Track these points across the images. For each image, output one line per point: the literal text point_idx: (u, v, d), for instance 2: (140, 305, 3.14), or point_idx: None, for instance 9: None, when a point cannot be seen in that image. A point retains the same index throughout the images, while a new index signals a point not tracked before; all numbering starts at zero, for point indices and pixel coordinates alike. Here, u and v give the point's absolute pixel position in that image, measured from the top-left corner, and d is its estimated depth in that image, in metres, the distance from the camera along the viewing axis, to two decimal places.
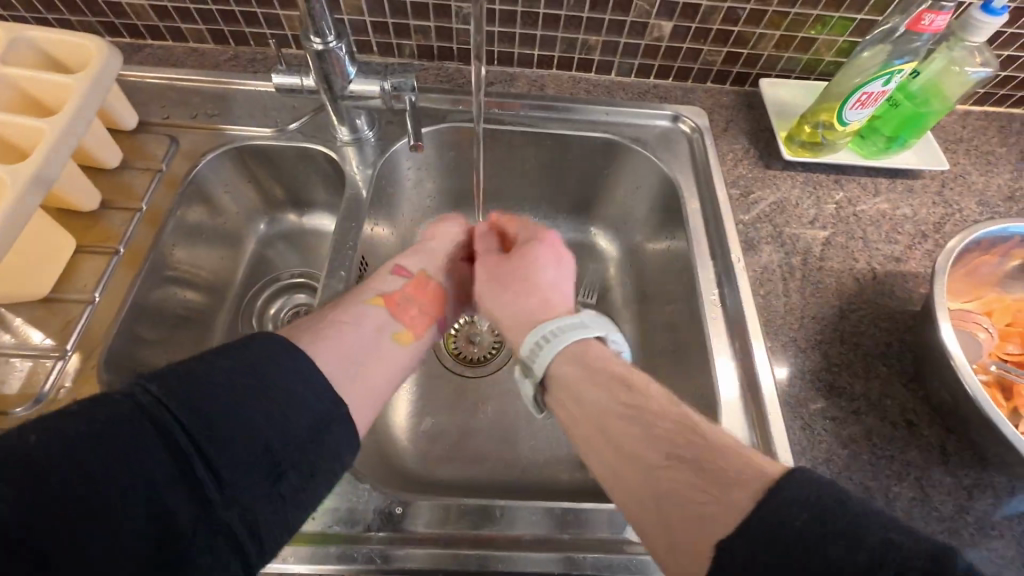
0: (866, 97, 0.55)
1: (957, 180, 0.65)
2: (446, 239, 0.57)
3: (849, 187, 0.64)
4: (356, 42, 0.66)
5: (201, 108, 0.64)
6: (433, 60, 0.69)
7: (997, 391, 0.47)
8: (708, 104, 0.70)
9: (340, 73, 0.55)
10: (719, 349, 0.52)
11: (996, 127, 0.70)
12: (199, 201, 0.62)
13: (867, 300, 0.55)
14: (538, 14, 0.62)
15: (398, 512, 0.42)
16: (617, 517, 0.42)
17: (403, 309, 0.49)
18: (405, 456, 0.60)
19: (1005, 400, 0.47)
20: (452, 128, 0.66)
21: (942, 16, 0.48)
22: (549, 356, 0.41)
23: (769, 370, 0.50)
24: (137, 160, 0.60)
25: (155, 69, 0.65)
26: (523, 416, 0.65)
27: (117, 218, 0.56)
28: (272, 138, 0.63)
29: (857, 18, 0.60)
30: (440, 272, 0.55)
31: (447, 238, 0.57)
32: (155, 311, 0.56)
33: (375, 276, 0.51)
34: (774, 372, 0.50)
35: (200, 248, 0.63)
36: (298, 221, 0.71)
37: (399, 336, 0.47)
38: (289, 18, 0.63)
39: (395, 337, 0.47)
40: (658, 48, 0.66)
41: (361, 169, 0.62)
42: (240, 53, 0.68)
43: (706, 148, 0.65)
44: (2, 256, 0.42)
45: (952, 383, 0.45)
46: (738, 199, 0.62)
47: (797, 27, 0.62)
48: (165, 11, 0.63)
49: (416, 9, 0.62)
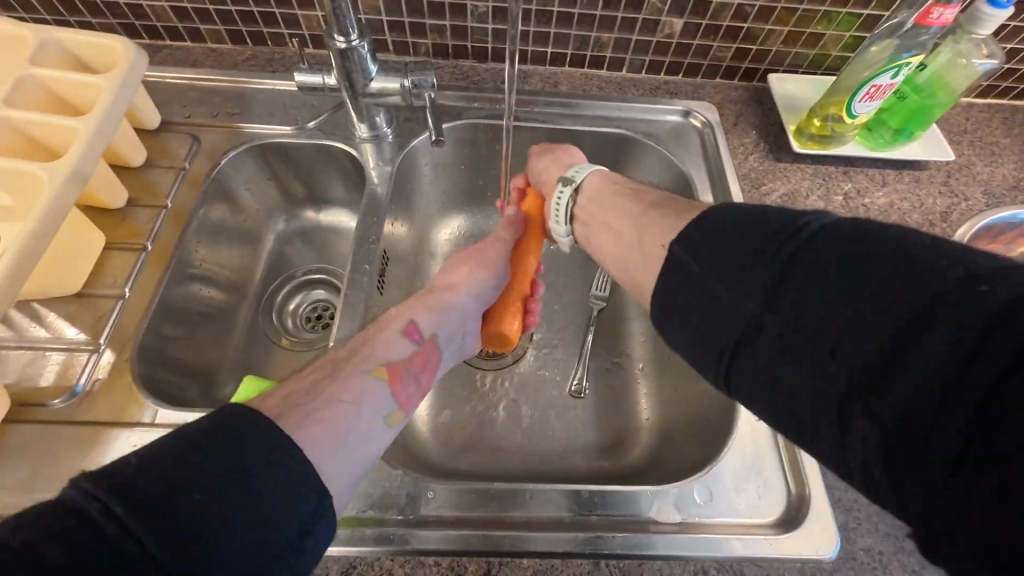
0: (875, 89, 0.57)
1: (962, 170, 0.67)
2: (469, 292, 0.54)
3: (857, 179, 0.65)
4: (373, 41, 0.67)
5: (222, 107, 0.65)
6: (448, 58, 0.70)
7: None
8: (718, 99, 0.71)
9: (361, 71, 0.56)
10: None
11: (1000, 119, 0.72)
12: (220, 198, 0.63)
13: None
14: (552, 12, 0.63)
15: (430, 495, 0.43)
16: (643, 498, 0.44)
17: (404, 386, 0.43)
18: (427, 446, 0.62)
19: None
20: (468, 125, 0.67)
21: (950, 9, 0.49)
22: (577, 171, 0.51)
23: None
24: (160, 158, 0.61)
25: (175, 69, 0.66)
26: (541, 406, 0.67)
27: (143, 216, 0.57)
28: (292, 136, 0.64)
29: (864, 14, 0.62)
30: (450, 336, 0.50)
31: (470, 290, 0.54)
32: (181, 307, 0.57)
33: (384, 337, 0.44)
34: None
35: (222, 245, 0.64)
36: (317, 219, 0.73)
37: (391, 418, 0.40)
38: (307, 19, 0.64)
39: (387, 420, 0.40)
40: (668, 45, 0.68)
41: (380, 165, 0.63)
42: (257, 53, 0.69)
43: (717, 142, 0.67)
44: (42, 252, 0.43)
45: None
46: (750, 191, 0.64)
47: (805, 23, 0.64)
48: (185, 12, 0.64)
49: (432, 8, 0.63)
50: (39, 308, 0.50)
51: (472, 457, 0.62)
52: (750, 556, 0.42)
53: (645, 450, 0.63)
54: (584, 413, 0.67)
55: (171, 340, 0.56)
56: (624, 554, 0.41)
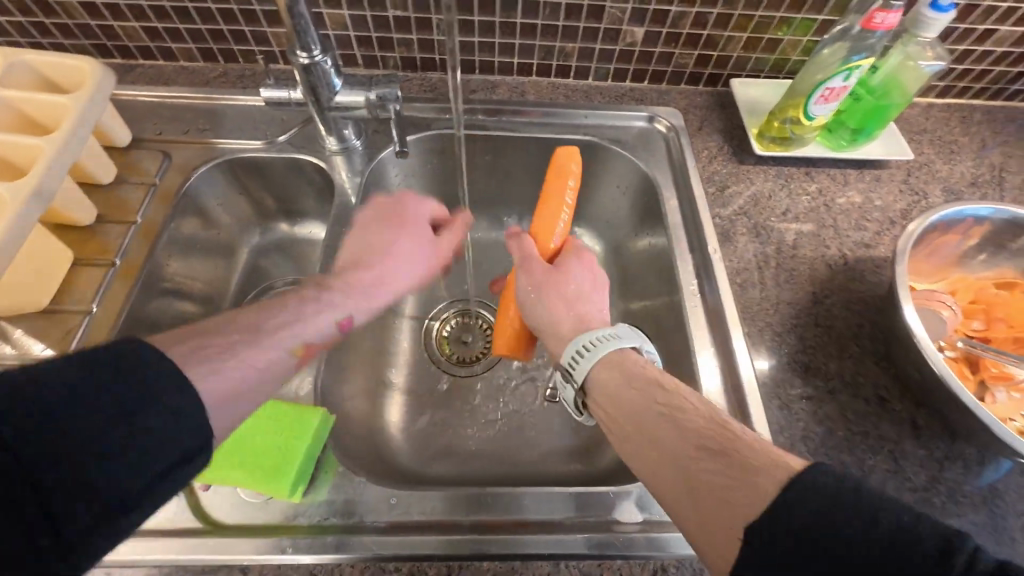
0: (829, 92, 0.58)
1: (922, 168, 0.68)
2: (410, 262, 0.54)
3: (820, 179, 0.67)
4: (342, 56, 0.69)
5: (193, 124, 0.66)
6: (417, 71, 0.72)
7: (964, 366, 0.50)
8: (682, 104, 0.73)
9: (326, 85, 0.57)
10: (700, 339, 0.54)
11: (958, 117, 0.74)
12: (192, 213, 0.64)
13: (839, 285, 0.58)
14: (516, 24, 0.65)
15: (394, 502, 0.43)
16: (606, 499, 0.44)
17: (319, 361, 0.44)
18: (401, 453, 0.62)
19: (973, 373, 0.50)
20: (436, 135, 0.68)
21: (892, 14, 0.51)
22: (589, 365, 0.45)
23: (747, 357, 0.52)
24: (131, 175, 0.62)
25: (147, 88, 0.67)
26: (516, 412, 0.67)
27: (113, 232, 0.57)
28: (262, 150, 0.65)
29: (818, 19, 0.64)
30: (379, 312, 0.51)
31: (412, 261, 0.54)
32: (152, 321, 0.58)
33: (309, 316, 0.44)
34: (753, 362, 0.52)
35: (194, 259, 0.64)
36: (291, 232, 0.73)
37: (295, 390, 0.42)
38: (276, 35, 0.65)
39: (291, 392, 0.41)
40: (632, 53, 0.69)
41: (350, 177, 0.64)
42: (229, 70, 0.70)
43: (681, 146, 0.68)
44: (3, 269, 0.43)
45: (918, 359, 0.47)
46: (715, 194, 0.65)
47: (762, 29, 0.65)
48: (156, 32, 0.65)
49: (398, 23, 0.65)
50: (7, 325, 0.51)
51: (446, 464, 0.62)
52: None
53: (619, 453, 0.63)
54: (559, 416, 0.67)
55: None
56: (586, 555, 0.41)
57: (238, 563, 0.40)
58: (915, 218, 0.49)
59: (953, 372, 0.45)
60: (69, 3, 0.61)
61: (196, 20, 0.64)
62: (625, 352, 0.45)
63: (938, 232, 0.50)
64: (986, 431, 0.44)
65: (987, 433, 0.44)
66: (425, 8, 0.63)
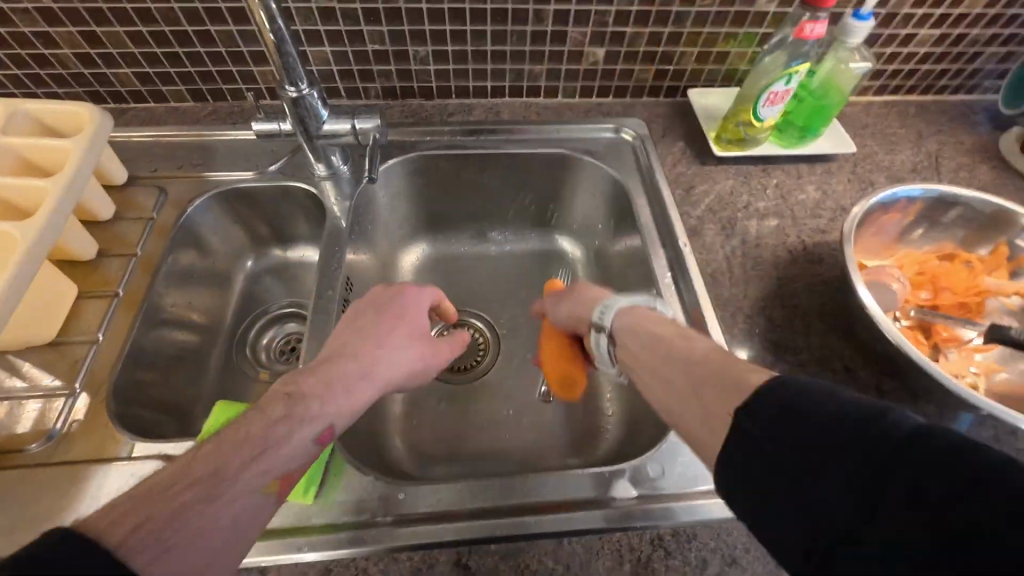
0: (774, 96, 0.64)
1: (868, 159, 0.75)
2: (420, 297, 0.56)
3: (776, 175, 0.72)
4: (326, 89, 0.73)
5: (186, 160, 0.69)
6: (397, 99, 0.77)
7: (918, 333, 0.55)
8: (645, 115, 0.79)
9: (313, 116, 0.62)
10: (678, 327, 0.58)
11: (894, 112, 0.81)
12: (190, 244, 0.66)
13: (800, 268, 0.63)
14: (487, 51, 0.71)
15: (401, 497, 0.45)
16: (602, 478, 0.47)
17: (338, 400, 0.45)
18: (404, 461, 0.64)
19: (926, 338, 0.55)
20: (419, 157, 0.73)
21: (819, 24, 0.58)
22: None
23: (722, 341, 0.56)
24: (129, 211, 0.64)
25: (140, 129, 0.71)
26: (512, 413, 0.70)
27: (114, 265, 0.60)
28: (253, 180, 0.68)
29: (759, 31, 0.70)
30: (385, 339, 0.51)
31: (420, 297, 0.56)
32: (154, 350, 0.60)
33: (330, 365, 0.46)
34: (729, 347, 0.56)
35: (192, 288, 0.67)
36: (283, 256, 0.76)
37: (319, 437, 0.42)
38: (263, 73, 0.70)
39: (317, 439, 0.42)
40: (595, 72, 0.75)
41: (339, 200, 0.68)
42: (218, 108, 0.74)
43: (647, 153, 0.73)
44: (15, 302, 0.46)
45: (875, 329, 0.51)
46: (682, 194, 0.70)
47: (711, 44, 0.72)
48: (147, 76, 0.69)
49: (377, 55, 0.70)
50: (13, 359, 0.52)
51: (448, 467, 0.65)
52: (703, 520, 0.45)
53: (613, 443, 0.66)
54: (554, 414, 0.70)
55: (144, 381, 0.58)
56: (584, 532, 0.44)
57: (254, 564, 0.41)
58: (859, 201, 0.54)
59: (907, 340, 0.49)
60: (65, 54, 0.65)
61: (186, 63, 0.68)
62: None
63: (879, 212, 0.55)
64: (940, 388, 0.48)
65: (940, 389, 0.48)
66: (401, 41, 0.68)
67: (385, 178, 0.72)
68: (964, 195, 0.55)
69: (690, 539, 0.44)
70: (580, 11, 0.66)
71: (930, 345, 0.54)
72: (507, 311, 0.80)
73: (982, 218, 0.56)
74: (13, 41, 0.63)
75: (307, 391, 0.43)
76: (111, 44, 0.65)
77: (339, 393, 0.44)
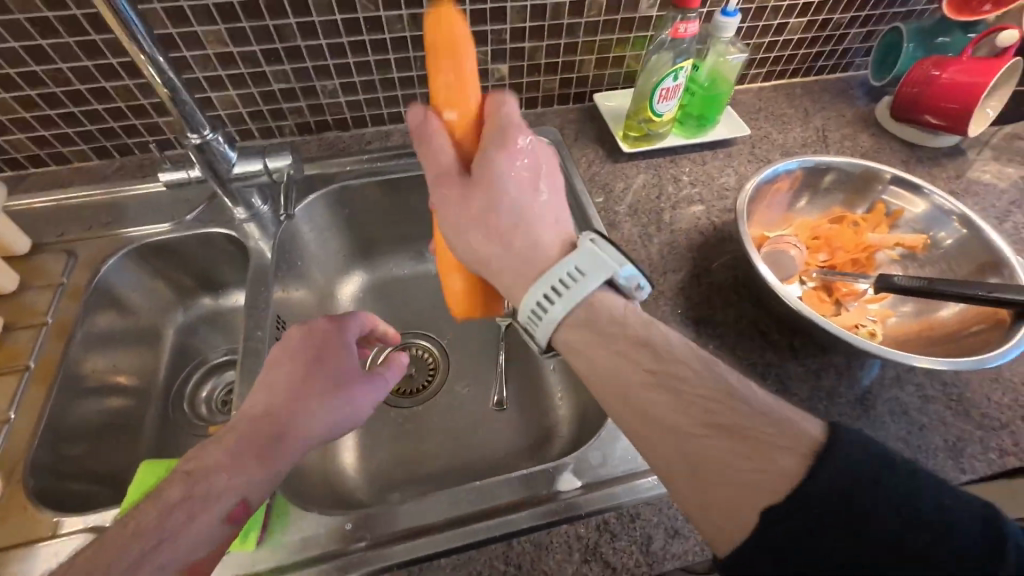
0: (666, 92, 0.69)
1: (763, 140, 0.81)
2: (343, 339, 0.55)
3: (684, 164, 0.77)
4: (238, 132, 0.73)
5: (95, 219, 0.67)
6: (314, 133, 0.77)
7: (822, 292, 0.60)
8: (558, 122, 0.82)
9: (223, 160, 0.61)
10: None
11: (781, 96, 0.88)
12: (107, 305, 0.64)
13: (712, 247, 0.67)
14: (394, 78, 0.73)
15: (350, 527, 0.45)
16: (546, 475, 0.48)
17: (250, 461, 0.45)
18: (360, 492, 0.63)
19: (829, 296, 0.60)
20: (342, 188, 0.73)
21: (691, 24, 0.63)
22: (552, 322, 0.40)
23: None
24: (36, 280, 0.62)
25: (43, 194, 0.68)
26: (466, 427, 0.70)
27: (22, 338, 0.57)
28: (170, 231, 0.67)
29: (648, 35, 0.76)
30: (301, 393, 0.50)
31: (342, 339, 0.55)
32: (76, 421, 0.57)
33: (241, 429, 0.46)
34: None
35: (115, 350, 0.64)
36: (213, 304, 0.74)
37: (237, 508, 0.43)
38: (169, 124, 0.69)
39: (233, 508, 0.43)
40: (504, 87, 0.78)
41: (263, 240, 0.68)
42: (126, 163, 0.72)
43: (562, 157, 0.77)
44: None
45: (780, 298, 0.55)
46: (599, 191, 0.73)
47: (606, 50, 0.77)
48: (44, 139, 0.67)
49: (285, 93, 0.70)
50: None
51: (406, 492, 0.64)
52: (644, 497, 0.46)
53: (566, 440, 0.68)
54: (509, 422, 0.71)
55: (70, 455, 0.55)
56: (531, 529, 0.45)
57: None
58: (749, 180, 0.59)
59: (806, 307, 0.52)
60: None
61: (84, 122, 0.66)
62: (595, 294, 0.40)
63: (761, 190, 0.60)
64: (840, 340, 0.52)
65: (840, 342, 0.52)
66: (307, 77, 0.69)
67: (307, 216, 0.72)
68: (834, 162, 0.61)
69: (634, 518, 0.45)
70: (477, 32, 0.70)
71: (833, 301, 0.59)
72: (452, 327, 0.81)
73: (855, 180, 0.62)
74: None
75: (214, 464, 0.43)
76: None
77: (253, 455, 0.44)
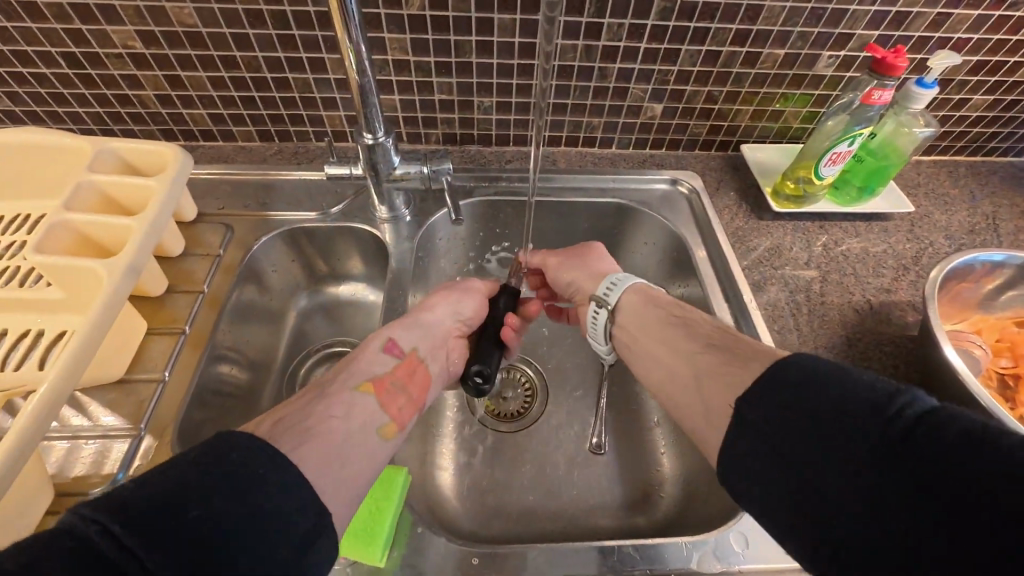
0: (836, 156, 0.65)
1: (924, 219, 0.75)
2: None
3: (834, 232, 0.73)
4: (406, 134, 0.75)
5: (253, 198, 0.70)
6: (456, 145, 0.78)
7: None
8: (698, 168, 0.80)
9: (385, 162, 0.63)
10: None
11: (946, 172, 0.82)
12: (252, 282, 0.66)
13: (868, 328, 0.63)
14: (549, 103, 0.73)
15: (476, 561, 0.46)
16: (684, 549, 0.47)
17: None
18: (454, 512, 0.63)
19: None
20: (480, 202, 0.74)
21: (887, 91, 0.58)
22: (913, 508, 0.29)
23: None
24: (196, 247, 0.64)
25: (209, 165, 0.72)
26: (581, 450, 0.70)
27: (181, 301, 0.59)
28: (317, 220, 0.69)
29: (815, 93, 0.72)
30: None
31: None
32: (213, 394, 0.57)
33: None
34: None
35: (250, 327, 0.66)
36: (489, 408, 0.74)
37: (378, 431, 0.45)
38: (345, 99, 0.70)
39: (380, 430, 0.44)
40: (652, 125, 0.77)
41: (398, 243, 0.69)
42: (284, 148, 0.76)
43: (704, 206, 0.74)
44: (89, 359, 0.44)
45: None
46: (740, 247, 0.70)
47: (767, 103, 0.74)
48: (221, 117, 0.71)
49: (442, 105, 0.72)
50: (82, 397, 0.52)
51: (504, 521, 0.64)
52: None
53: (672, 503, 0.65)
54: (605, 467, 0.69)
55: (203, 422, 0.55)
56: None
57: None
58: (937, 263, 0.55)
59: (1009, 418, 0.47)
60: (112, 76, 0.65)
61: (229, 88, 0.68)
62: None
63: (944, 286, 0.57)
64: None
65: None
66: (468, 92, 0.70)
67: (465, 214, 0.74)
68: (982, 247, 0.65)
69: None
70: (643, 70, 0.68)
71: None
72: (558, 358, 0.79)
73: None
74: (78, 82, 0.66)
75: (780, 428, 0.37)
76: (190, 86, 0.67)
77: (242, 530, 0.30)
